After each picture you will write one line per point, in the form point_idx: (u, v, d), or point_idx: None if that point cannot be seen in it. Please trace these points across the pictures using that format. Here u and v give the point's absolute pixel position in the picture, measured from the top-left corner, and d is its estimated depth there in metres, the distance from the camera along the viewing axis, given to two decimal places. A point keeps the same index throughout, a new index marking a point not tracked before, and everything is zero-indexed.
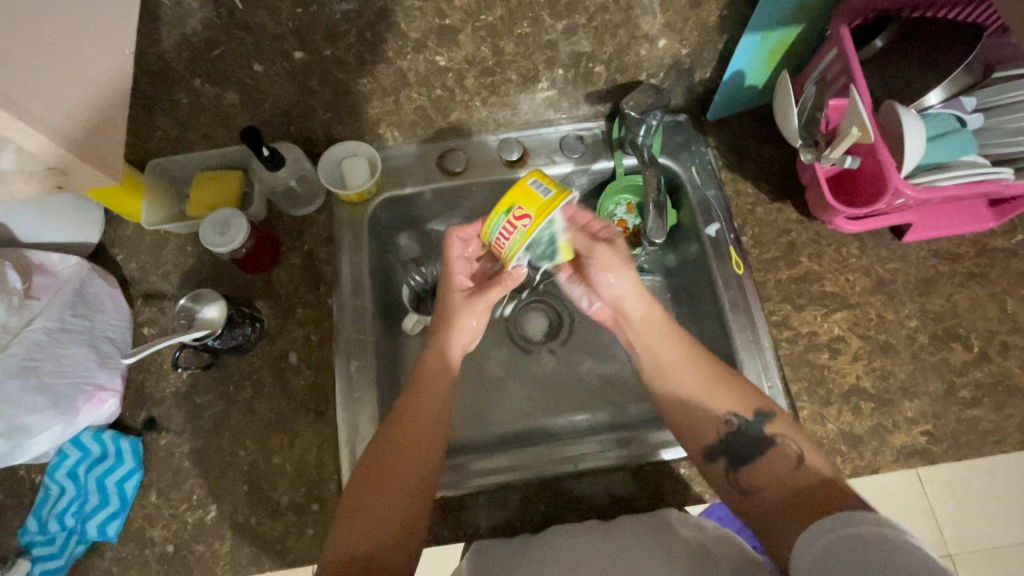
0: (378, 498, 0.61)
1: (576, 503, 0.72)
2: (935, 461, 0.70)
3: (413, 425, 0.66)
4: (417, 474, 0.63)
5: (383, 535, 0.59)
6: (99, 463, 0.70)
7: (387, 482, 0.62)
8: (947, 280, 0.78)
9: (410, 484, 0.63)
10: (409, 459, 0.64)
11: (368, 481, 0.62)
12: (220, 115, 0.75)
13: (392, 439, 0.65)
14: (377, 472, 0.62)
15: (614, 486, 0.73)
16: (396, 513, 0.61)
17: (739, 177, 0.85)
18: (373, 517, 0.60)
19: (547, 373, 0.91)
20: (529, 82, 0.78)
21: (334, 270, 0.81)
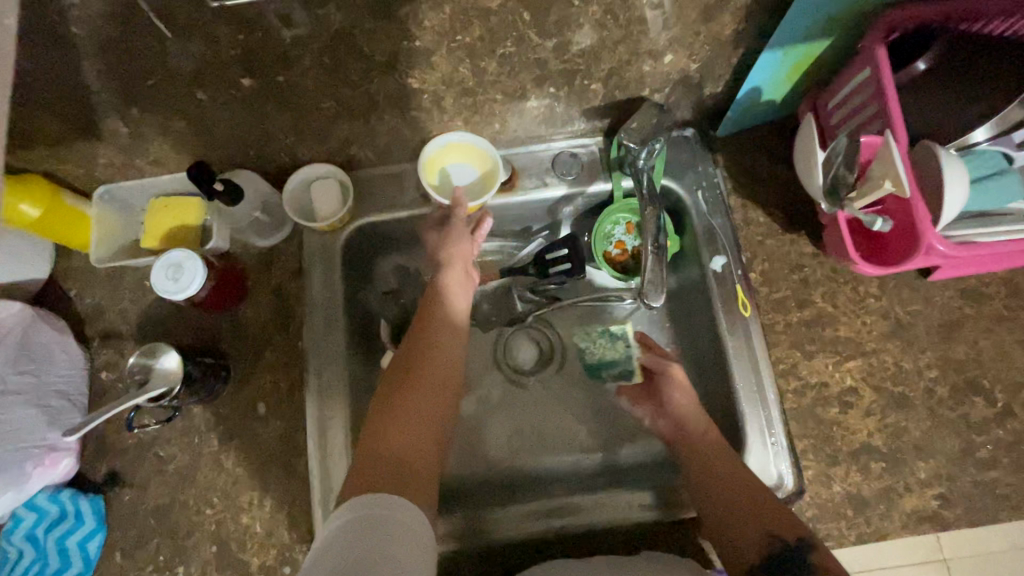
0: (397, 429, 0.60)
1: (576, 546, 0.69)
2: (946, 528, 0.66)
3: (424, 367, 0.66)
4: (431, 413, 0.63)
5: (409, 463, 0.57)
6: (58, 524, 0.66)
7: (405, 416, 0.61)
8: (973, 324, 0.71)
9: (428, 421, 0.63)
10: (426, 398, 0.64)
11: (383, 416, 0.61)
12: (169, 142, 0.67)
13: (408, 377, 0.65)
14: (394, 410, 0.62)
15: (638, 533, 0.69)
16: (418, 448, 0.60)
17: (751, 204, 0.76)
18: (395, 448, 0.58)
19: (541, 409, 0.83)
20: (516, 100, 0.69)
21: (302, 310, 0.74)
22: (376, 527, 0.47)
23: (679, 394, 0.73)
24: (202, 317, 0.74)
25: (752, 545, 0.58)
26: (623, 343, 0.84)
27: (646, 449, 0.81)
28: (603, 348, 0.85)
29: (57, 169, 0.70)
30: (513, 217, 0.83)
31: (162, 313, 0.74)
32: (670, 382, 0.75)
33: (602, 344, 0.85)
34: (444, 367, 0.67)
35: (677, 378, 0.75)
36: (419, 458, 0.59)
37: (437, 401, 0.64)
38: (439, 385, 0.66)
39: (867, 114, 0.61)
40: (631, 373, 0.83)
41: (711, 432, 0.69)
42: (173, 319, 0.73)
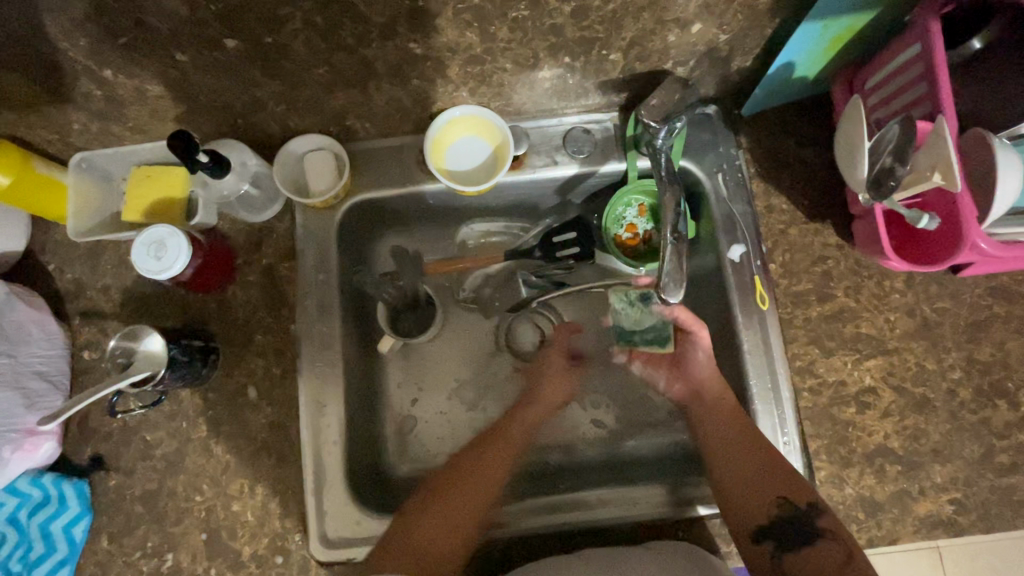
0: (439, 515, 0.63)
1: (573, 543, 0.67)
2: (960, 534, 0.63)
3: (489, 461, 0.68)
4: (479, 505, 0.64)
5: (435, 548, 0.60)
6: (42, 508, 0.64)
7: (449, 501, 0.64)
8: (1002, 324, 0.68)
9: (474, 508, 0.64)
10: (479, 488, 0.65)
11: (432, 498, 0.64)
12: (150, 108, 0.62)
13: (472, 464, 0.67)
14: (448, 495, 0.64)
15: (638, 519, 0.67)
16: (452, 532, 0.62)
17: (773, 190, 0.72)
18: (430, 532, 0.61)
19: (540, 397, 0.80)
20: (526, 70, 0.64)
21: (295, 291, 0.70)
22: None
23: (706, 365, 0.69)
24: (189, 297, 0.70)
25: (761, 509, 0.60)
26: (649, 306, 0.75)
27: (651, 440, 0.78)
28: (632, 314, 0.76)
29: (29, 134, 0.64)
30: (520, 197, 0.78)
31: (147, 291, 0.70)
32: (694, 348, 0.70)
33: (638, 307, 0.75)
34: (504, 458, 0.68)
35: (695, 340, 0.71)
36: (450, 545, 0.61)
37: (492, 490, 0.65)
38: (492, 472, 0.67)
39: (913, 95, 0.56)
40: (665, 341, 0.74)
41: (715, 389, 0.67)
42: (158, 297, 0.70)
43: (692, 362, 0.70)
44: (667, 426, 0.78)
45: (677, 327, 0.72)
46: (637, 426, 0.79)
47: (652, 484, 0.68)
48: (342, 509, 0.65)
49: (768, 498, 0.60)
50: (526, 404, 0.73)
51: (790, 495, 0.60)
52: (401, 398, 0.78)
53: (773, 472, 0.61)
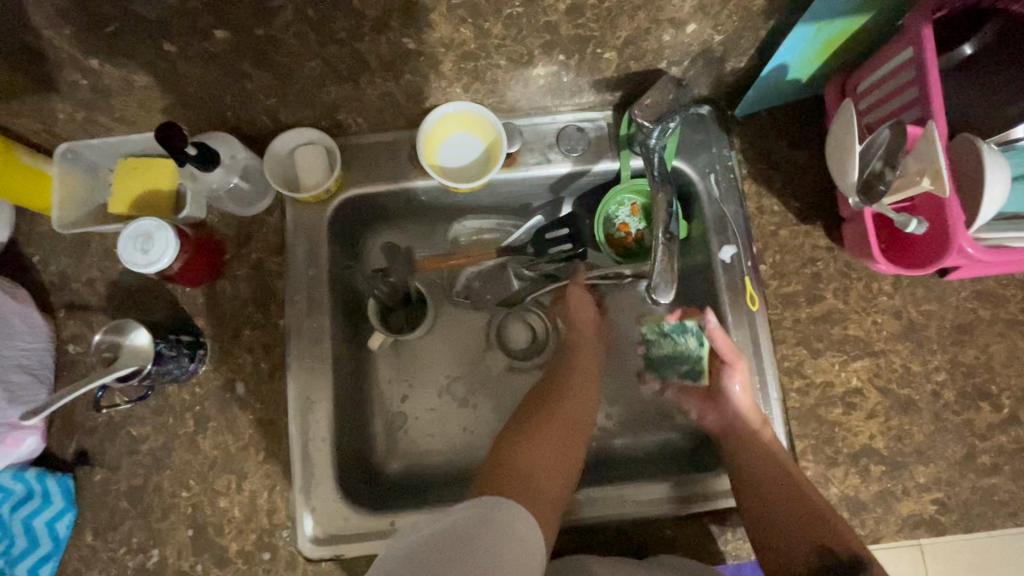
0: (535, 455, 0.64)
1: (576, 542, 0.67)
2: (941, 532, 0.64)
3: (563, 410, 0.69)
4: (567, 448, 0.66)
5: (546, 487, 0.62)
6: (24, 503, 0.63)
7: (539, 446, 0.65)
8: (986, 327, 0.69)
9: (567, 453, 0.66)
10: (568, 436, 0.67)
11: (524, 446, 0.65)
12: (137, 99, 0.61)
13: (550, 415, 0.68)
14: (542, 441, 0.65)
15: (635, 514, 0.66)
16: (561, 473, 0.64)
17: (765, 191, 0.72)
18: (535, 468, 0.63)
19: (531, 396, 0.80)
20: (521, 67, 0.64)
21: (285, 286, 0.69)
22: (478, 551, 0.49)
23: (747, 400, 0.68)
24: (177, 291, 0.69)
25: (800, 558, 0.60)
26: (694, 340, 0.75)
27: (642, 441, 0.78)
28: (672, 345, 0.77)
29: (12, 123, 0.63)
30: (514, 194, 0.78)
31: (133, 285, 0.69)
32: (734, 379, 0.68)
33: (671, 337, 0.77)
34: (576, 410, 0.69)
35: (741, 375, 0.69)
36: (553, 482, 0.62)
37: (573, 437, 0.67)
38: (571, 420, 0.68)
39: (905, 99, 0.56)
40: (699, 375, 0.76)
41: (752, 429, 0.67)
42: (145, 291, 0.69)
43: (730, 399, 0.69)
44: (658, 426, 0.79)
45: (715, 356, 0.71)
46: (629, 424, 0.79)
47: (658, 481, 0.68)
48: (331, 507, 0.65)
49: (806, 554, 0.60)
50: (562, 387, 0.71)
51: (830, 545, 0.60)
52: (391, 394, 0.78)
53: (808, 519, 0.61)
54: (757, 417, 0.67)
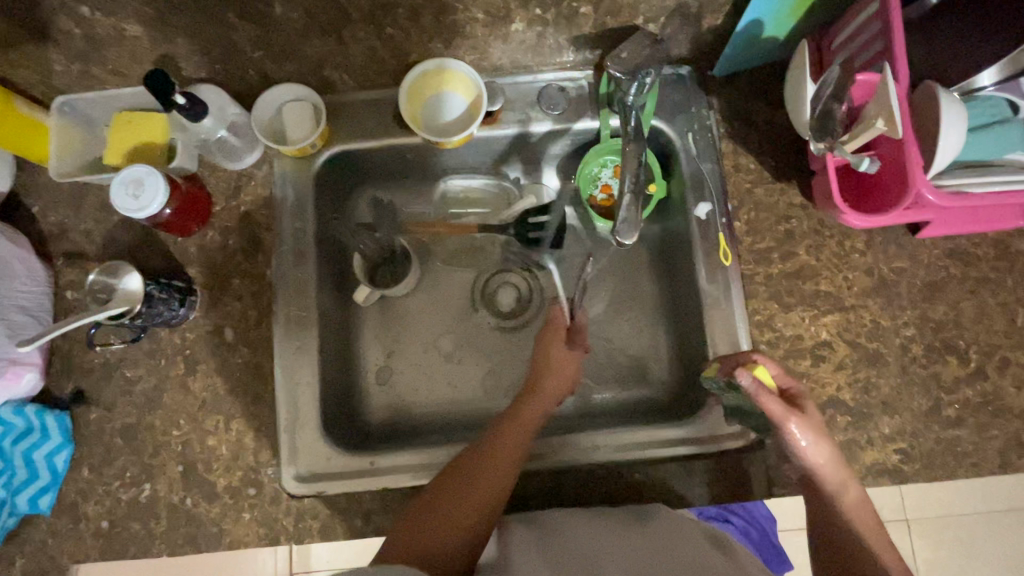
0: (462, 488, 0.60)
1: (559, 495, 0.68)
2: (904, 482, 0.66)
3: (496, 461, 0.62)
4: (481, 507, 0.59)
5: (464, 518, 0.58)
6: (24, 437, 0.67)
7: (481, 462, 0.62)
8: (957, 284, 0.70)
9: (486, 500, 0.59)
10: (508, 461, 0.62)
11: (423, 510, 0.59)
12: (130, 49, 0.64)
13: (467, 469, 0.61)
14: (450, 493, 0.60)
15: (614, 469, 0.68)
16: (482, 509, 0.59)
17: (742, 149, 0.73)
18: (426, 540, 0.56)
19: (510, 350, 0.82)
20: (499, 22, 0.66)
21: (273, 237, 0.72)
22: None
23: (814, 449, 0.59)
24: (169, 240, 0.72)
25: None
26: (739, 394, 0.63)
27: (621, 394, 0.80)
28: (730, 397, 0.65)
29: (11, 75, 0.66)
30: (497, 154, 0.80)
31: (127, 234, 0.72)
32: (797, 441, 0.58)
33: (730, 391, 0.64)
34: (504, 461, 0.62)
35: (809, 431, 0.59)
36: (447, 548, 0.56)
37: (492, 496, 0.60)
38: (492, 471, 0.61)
39: (870, 53, 0.58)
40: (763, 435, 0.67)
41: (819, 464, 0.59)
42: (138, 240, 0.72)
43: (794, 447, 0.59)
44: (636, 382, 0.81)
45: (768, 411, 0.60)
46: (607, 381, 0.81)
47: (670, 426, 0.71)
48: (314, 447, 0.68)
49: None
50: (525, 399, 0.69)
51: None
52: (376, 349, 0.81)
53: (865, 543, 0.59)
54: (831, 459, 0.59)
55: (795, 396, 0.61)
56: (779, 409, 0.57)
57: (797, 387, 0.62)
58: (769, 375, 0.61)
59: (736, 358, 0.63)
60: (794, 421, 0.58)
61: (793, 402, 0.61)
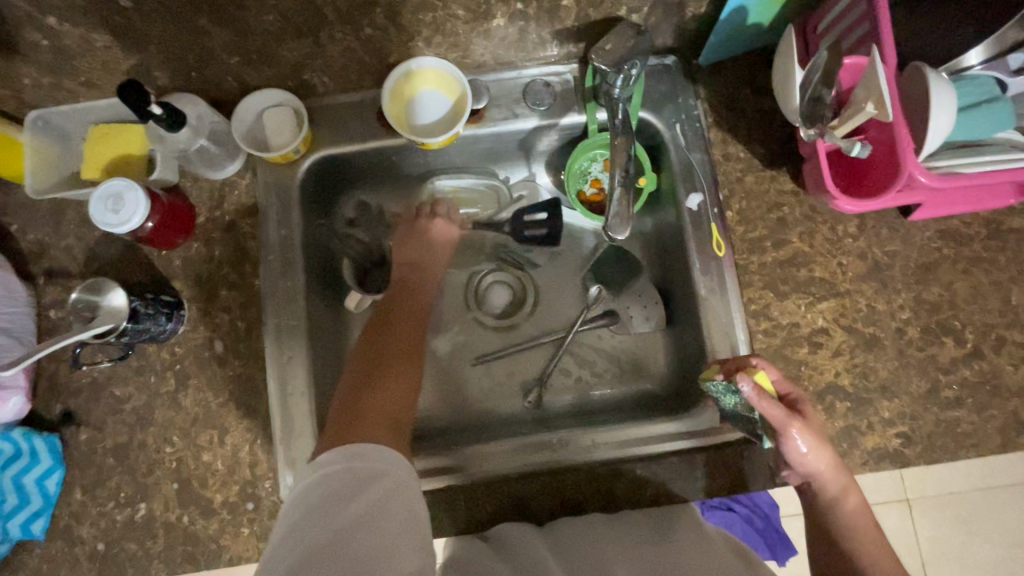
0: (389, 378, 0.66)
1: (562, 496, 0.67)
2: (905, 465, 0.66)
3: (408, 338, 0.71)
4: (407, 377, 0.67)
5: (393, 403, 0.64)
6: (14, 463, 0.65)
7: (392, 342, 0.70)
8: (950, 265, 0.70)
9: (404, 379, 0.67)
10: (407, 337, 0.71)
11: (363, 388, 0.65)
12: (101, 59, 0.62)
13: (385, 346, 0.69)
14: (385, 372, 0.67)
15: (612, 470, 0.68)
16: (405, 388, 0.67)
17: (731, 138, 0.72)
18: (387, 406, 0.63)
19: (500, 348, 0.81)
20: (479, 18, 0.65)
21: (260, 246, 0.71)
22: (353, 525, 0.46)
23: (813, 454, 0.59)
24: (152, 254, 0.70)
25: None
26: (735, 399, 0.61)
27: (619, 389, 0.80)
28: (727, 401, 0.63)
29: None
30: (482, 151, 0.79)
31: (109, 250, 0.70)
32: (797, 445, 0.59)
33: (728, 397, 0.62)
34: (413, 338, 0.71)
35: (811, 436, 0.59)
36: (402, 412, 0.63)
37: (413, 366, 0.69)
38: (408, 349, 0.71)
39: (859, 34, 0.58)
40: (761, 436, 0.61)
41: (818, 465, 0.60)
42: (121, 256, 0.70)
43: (796, 455, 0.59)
44: (632, 376, 0.80)
45: (764, 420, 0.60)
46: (604, 375, 0.81)
47: (662, 421, 0.70)
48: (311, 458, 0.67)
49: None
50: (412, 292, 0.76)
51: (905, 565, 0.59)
52: None
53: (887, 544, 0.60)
54: (833, 461, 0.60)
55: (795, 402, 0.62)
56: (780, 414, 0.57)
57: (796, 392, 0.63)
58: (769, 381, 0.61)
59: (738, 361, 0.63)
60: (795, 426, 0.58)
61: (792, 408, 0.62)
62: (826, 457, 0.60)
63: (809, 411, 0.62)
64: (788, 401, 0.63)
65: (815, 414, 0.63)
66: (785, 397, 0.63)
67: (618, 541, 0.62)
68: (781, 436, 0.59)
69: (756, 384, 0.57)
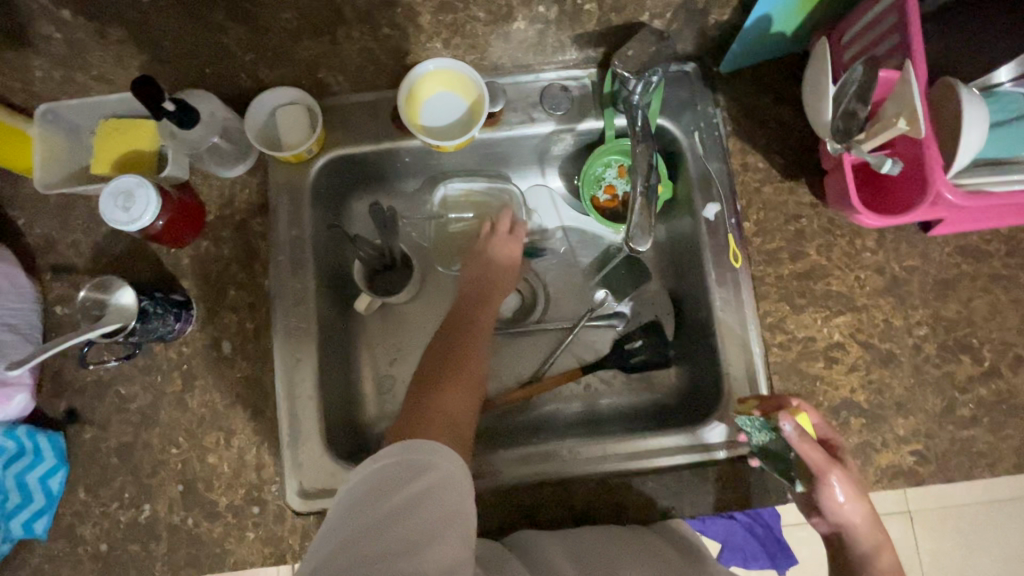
0: (453, 385, 0.63)
1: (570, 509, 0.66)
2: (920, 483, 0.65)
3: (475, 344, 0.68)
4: (473, 392, 0.63)
5: (451, 416, 0.60)
6: (17, 460, 0.64)
7: (465, 346, 0.67)
8: (969, 282, 0.69)
9: (464, 402, 0.62)
10: (470, 349, 0.67)
11: (428, 391, 0.62)
12: (113, 53, 0.61)
13: (446, 353, 0.66)
14: (442, 378, 0.63)
15: (614, 492, 0.66)
16: (466, 406, 0.62)
17: (749, 148, 0.71)
18: (448, 417, 0.59)
19: (502, 353, 0.80)
20: (500, 20, 0.63)
21: (270, 246, 0.70)
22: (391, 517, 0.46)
23: (851, 505, 0.58)
24: (160, 252, 0.69)
25: None
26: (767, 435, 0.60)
27: (629, 398, 0.79)
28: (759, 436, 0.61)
29: None
30: (496, 155, 0.78)
31: (117, 247, 0.69)
32: (834, 493, 0.58)
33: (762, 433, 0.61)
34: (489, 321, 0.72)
35: (850, 485, 0.58)
36: (467, 415, 0.61)
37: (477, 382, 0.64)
38: (470, 358, 0.66)
39: (888, 45, 0.56)
40: (794, 480, 0.60)
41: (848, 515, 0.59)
42: (129, 252, 0.69)
43: (831, 503, 0.58)
44: (644, 385, 0.79)
45: (802, 464, 0.59)
46: (615, 383, 0.80)
47: (670, 433, 0.69)
48: (318, 463, 0.66)
49: None
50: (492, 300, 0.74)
51: None
52: (379, 356, 0.79)
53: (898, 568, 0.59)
54: (869, 515, 0.59)
55: (835, 448, 0.62)
56: (819, 458, 0.57)
57: (838, 438, 0.62)
58: (810, 424, 0.61)
59: (777, 401, 0.61)
60: (833, 473, 0.58)
61: (833, 454, 0.61)
62: (863, 510, 0.59)
63: (849, 458, 0.61)
64: (829, 447, 0.62)
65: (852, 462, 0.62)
66: (826, 441, 0.62)
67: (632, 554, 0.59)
68: (819, 483, 0.58)
69: (797, 425, 0.57)
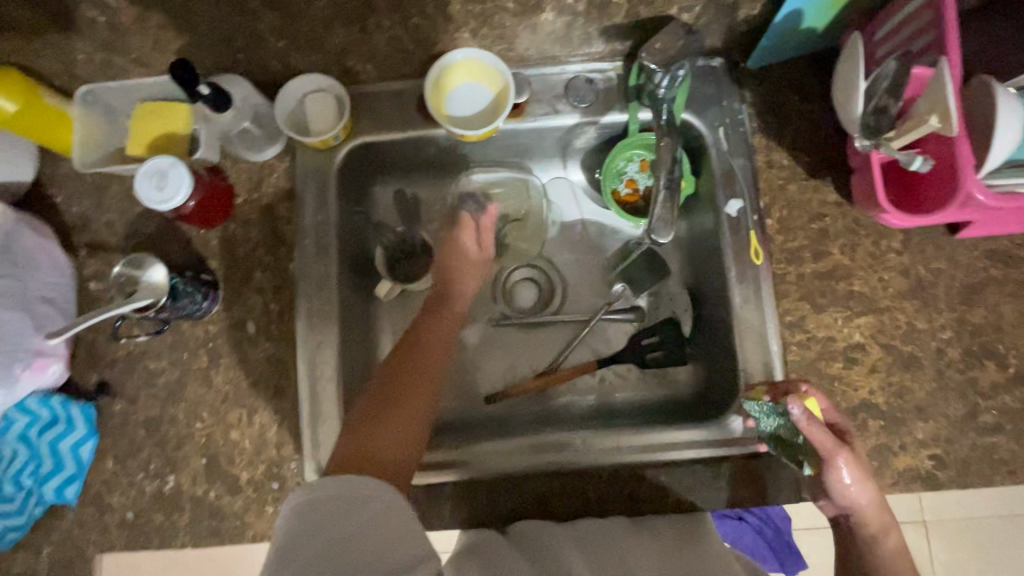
0: (393, 415, 0.59)
1: (581, 497, 0.67)
2: (938, 488, 0.64)
3: (430, 359, 0.65)
4: (419, 422, 0.60)
5: (388, 453, 0.57)
6: (50, 428, 0.67)
7: (403, 368, 0.63)
8: (997, 287, 0.67)
9: (412, 435, 0.59)
10: (423, 370, 0.64)
11: (369, 421, 0.58)
12: (154, 37, 0.63)
13: (395, 372, 0.63)
14: (389, 406, 0.60)
15: (628, 481, 0.67)
16: (410, 438, 0.58)
17: (775, 145, 0.71)
18: (381, 454, 0.56)
19: (519, 342, 0.81)
20: (528, 11, 0.64)
21: (296, 230, 0.71)
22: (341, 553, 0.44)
23: (858, 488, 0.58)
24: (190, 233, 0.71)
25: None
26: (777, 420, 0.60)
27: (642, 392, 0.79)
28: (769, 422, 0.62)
29: (36, 63, 0.66)
30: (520, 146, 0.79)
31: (149, 226, 0.71)
32: (841, 476, 0.57)
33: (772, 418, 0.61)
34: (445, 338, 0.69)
35: (856, 468, 0.58)
36: (409, 453, 0.58)
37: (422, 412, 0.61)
38: (421, 383, 0.62)
39: (923, 43, 0.55)
40: (802, 464, 0.59)
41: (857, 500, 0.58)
42: (161, 232, 0.71)
43: (839, 486, 0.57)
44: (658, 381, 0.79)
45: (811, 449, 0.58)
46: (629, 377, 0.80)
47: (687, 427, 0.69)
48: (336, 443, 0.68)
49: None
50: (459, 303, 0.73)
51: None
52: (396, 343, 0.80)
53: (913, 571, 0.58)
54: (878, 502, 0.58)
55: (843, 432, 0.61)
56: (828, 442, 0.56)
57: (845, 423, 0.62)
58: (818, 408, 0.60)
59: (784, 387, 0.62)
60: (842, 456, 0.57)
61: (841, 438, 0.61)
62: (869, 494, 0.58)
63: (857, 443, 0.61)
64: (836, 431, 0.61)
65: (863, 452, 0.62)
66: (834, 425, 0.61)
67: (641, 542, 0.58)
68: (826, 466, 0.57)
69: (805, 407, 0.56)
